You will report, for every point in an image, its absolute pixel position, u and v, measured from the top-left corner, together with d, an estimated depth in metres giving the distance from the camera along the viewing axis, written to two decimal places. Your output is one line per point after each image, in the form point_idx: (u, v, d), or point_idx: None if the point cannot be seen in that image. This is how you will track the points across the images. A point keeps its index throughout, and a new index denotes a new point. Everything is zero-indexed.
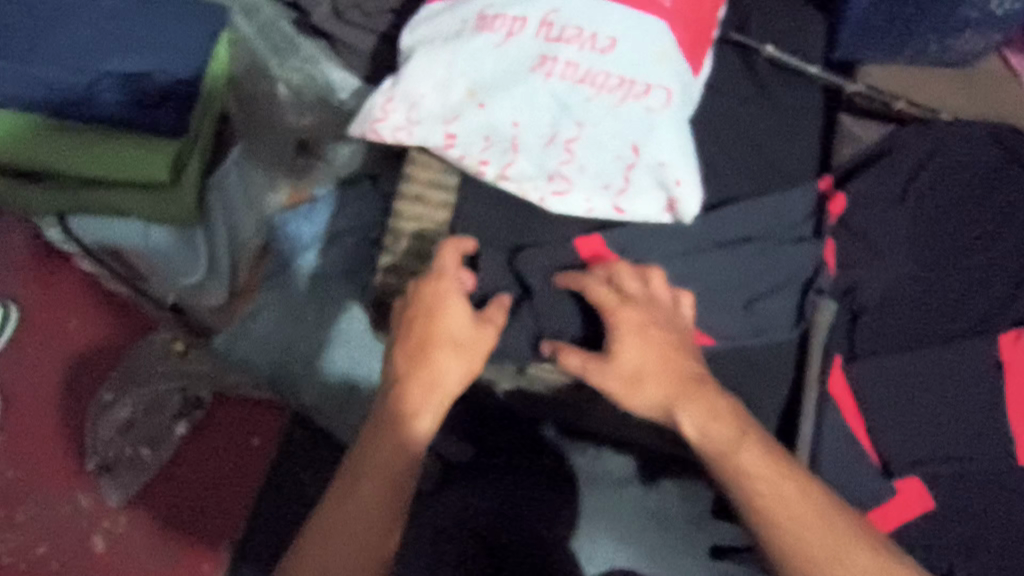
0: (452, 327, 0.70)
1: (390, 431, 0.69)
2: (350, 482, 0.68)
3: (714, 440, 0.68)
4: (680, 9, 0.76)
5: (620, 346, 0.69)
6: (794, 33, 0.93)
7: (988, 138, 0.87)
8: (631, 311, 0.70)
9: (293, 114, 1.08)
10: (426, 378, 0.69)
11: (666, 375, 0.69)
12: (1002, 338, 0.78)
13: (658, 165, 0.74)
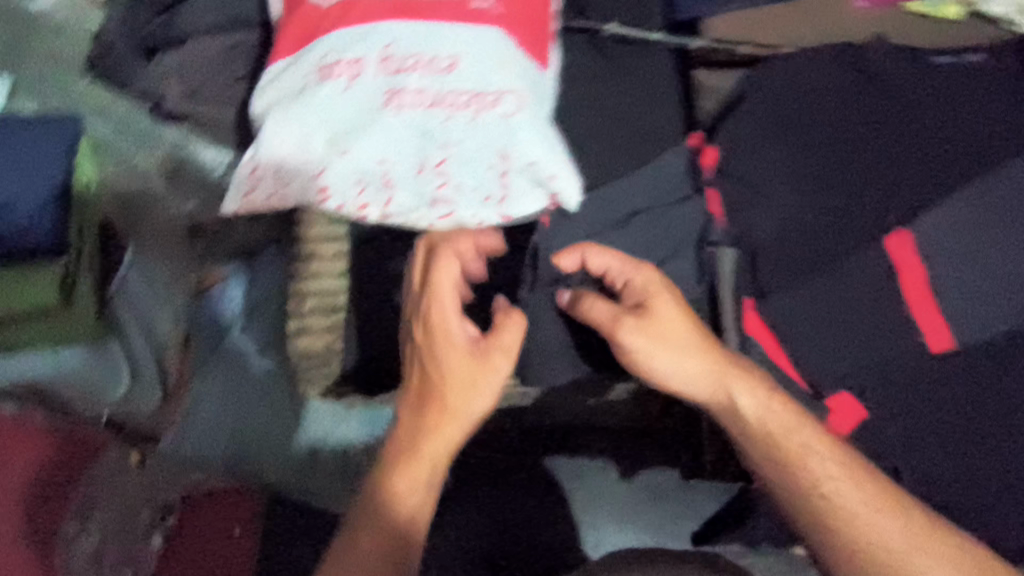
0: (455, 352, 0.67)
1: (421, 452, 0.67)
2: (383, 486, 0.67)
3: (775, 428, 0.71)
4: (513, 13, 0.78)
5: (641, 339, 0.69)
6: (632, 4, 0.95)
7: (831, 58, 0.91)
8: (661, 307, 0.69)
9: (175, 201, 1.08)
10: (446, 413, 0.67)
11: (701, 367, 0.70)
12: (887, 240, 0.82)
13: (530, 166, 0.75)
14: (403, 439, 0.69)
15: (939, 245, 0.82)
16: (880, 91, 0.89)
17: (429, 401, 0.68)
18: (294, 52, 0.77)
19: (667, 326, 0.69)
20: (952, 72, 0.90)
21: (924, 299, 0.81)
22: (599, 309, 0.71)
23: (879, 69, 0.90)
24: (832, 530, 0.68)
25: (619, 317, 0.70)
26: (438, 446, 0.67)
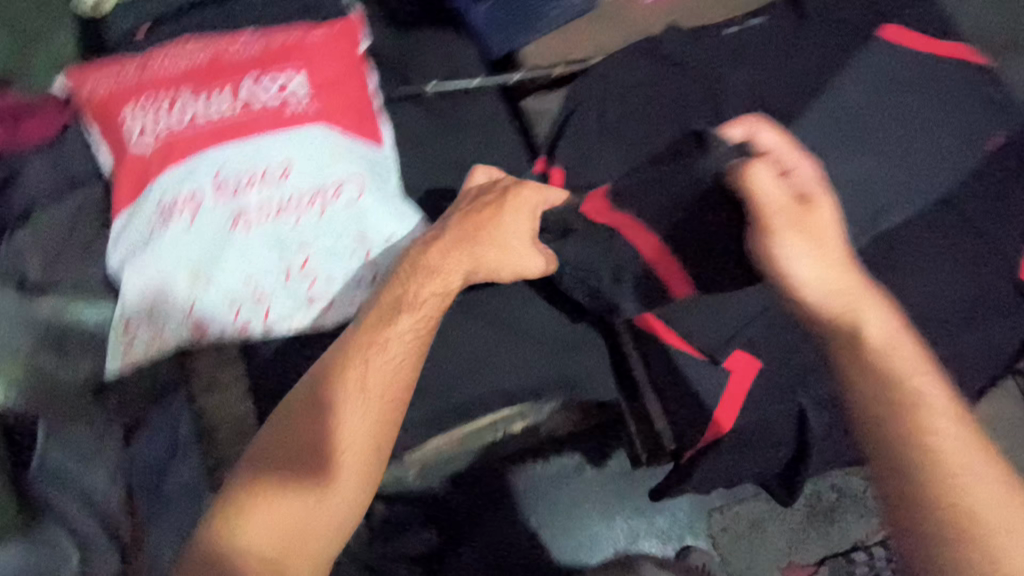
0: (516, 221, 0.77)
1: (410, 314, 0.72)
2: (339, 366, 0.70)
3: (897, 366, 0.63)
4: (330, 105, 0.83)
5: (787, 235, 0.66)
6: (448, 59, 1.00)
7: (636, 58, 1.01)
8: (818, 211, 0.67)
9: (33, 370, 0.81)
10: (451, 267, 0.75)
11: (829, 262, 0.66)
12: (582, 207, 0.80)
13: (387, 241, 0.80)
14: (383, 311, 0.73)
15: (631, 187, 0.79)
16: (686, 74, 0.99)
17: (433, 269, 0.74)
18: (132, 202, 0.78)
19: (819, 229, 0.66)
20: (740, 39, 1.01)
21: (652, 266, 0.76)
22: (761, 180, 0.68)
23: (680, 56, 1.00)
24: (896, 475, 0.59)
25: (777, 208, 0.67)
26: (428, 308, 0.73)
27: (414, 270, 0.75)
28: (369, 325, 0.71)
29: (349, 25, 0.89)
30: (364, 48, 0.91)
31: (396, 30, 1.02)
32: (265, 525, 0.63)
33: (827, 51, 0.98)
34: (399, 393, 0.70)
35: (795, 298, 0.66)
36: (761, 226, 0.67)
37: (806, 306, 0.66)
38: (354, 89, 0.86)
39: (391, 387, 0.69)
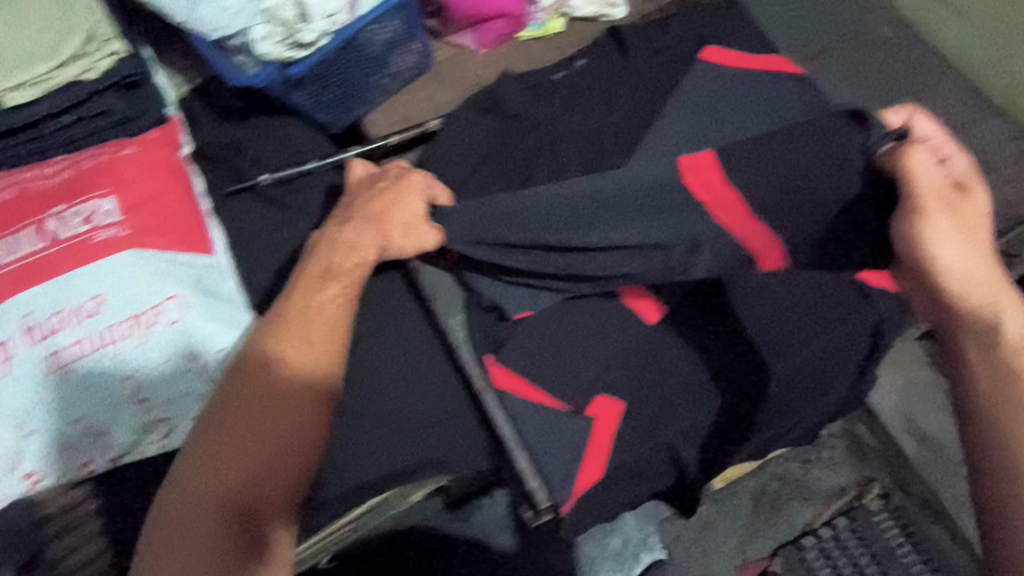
0: (412, 204, 0.83)
1: (335, 281, 0.76)
2: (278, 324, 0.71)
3: (978, 292, 0.68)
4: (144, 225, 0.81)
5: (937, 225, 0.68)
6: (280, 145, 0.99)
7: (470, 116, 1.01)
8: (972, 195, 0.70)
9: None
10: (365, 243, 0.80)
11: (975, 242, 0.69)
12: (684, 164, 0.76)
13: (219, 354, 0.80)
14: (311, 281, 0.76)
15: (744, 153, 0.74)
16: (522, 127, 1.00)
17: (353, 243, 0.80)
18: None
19: (972, 226, 0.69)
20: (568, 82, 1.03)
21: (738, 210, 0.76)
22: (919, 161, 0.68)
23: (512, 108, 1.01)
24: (976, 412, 0.62)
25: (935, 200, 0.69)
26: (352, 278, 0.78)
27: (333, 249, 0.79)
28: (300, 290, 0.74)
29: (159, 137, 0.88)
30: (183, 156, 0.90)
31: (225, 120, 1.00)
32: (231, 470, 0.60)
33: (653, 83, 1.01)
34: (338, 347, 0.72)
35: (936, 284, 0.69)
36: (913, 208, 0.69)
37: (943, 295, 0.69)
38: (171, 201, 0.84)
39: (328, 334, 0.71)
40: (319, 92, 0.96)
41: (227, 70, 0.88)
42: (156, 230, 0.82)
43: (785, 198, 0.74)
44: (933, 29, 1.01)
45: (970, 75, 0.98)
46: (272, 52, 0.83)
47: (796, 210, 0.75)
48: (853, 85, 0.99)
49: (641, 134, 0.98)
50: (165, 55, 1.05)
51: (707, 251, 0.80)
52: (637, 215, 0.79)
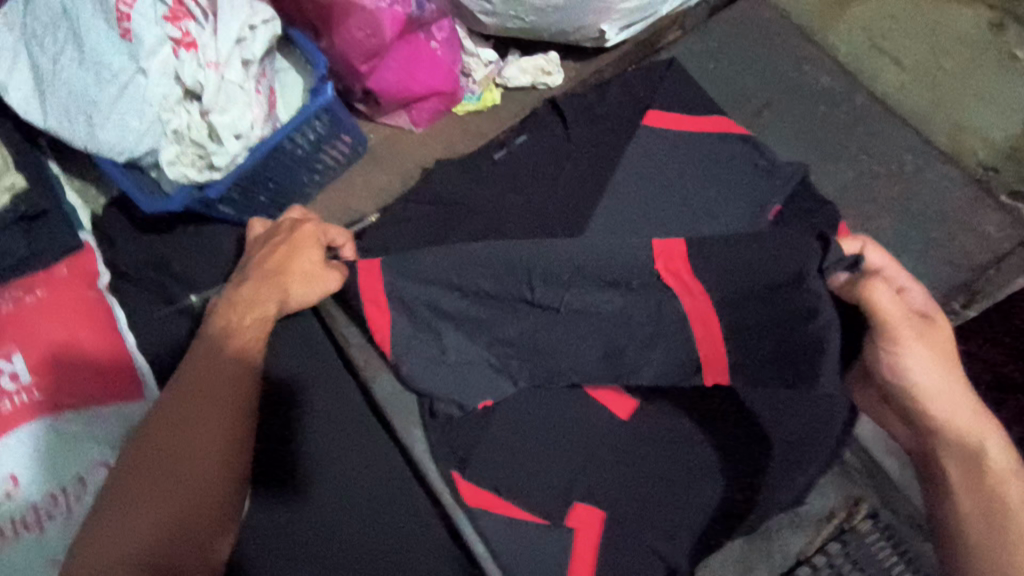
0: (310, 253, 0.80)
1: (238, 336, 0.75)
2: (183, 388, 0.71)
3: (964, 422, 0.68)
4: (58, 381, 0.73)
5: (926, 330, 0.69)
6: (211, 257, 0.92)
7: (411, 208, 0.96)
8: (933, 327, 0.69)
9: None
10: (266, 296, 0.78)
11: (947, 370, 0.69)
12: (655, 247, 0.72)
13: None
14: (215, 339, 0.75)
15: (717, 250, 0.70)
16: (466, 211, 0.95)
17: (253, 300, 0.77)
18: None
19: (939, 347, 0.69)
20: (510, 161, 0.98)
21: (710, 337, 0.75)
22: (886, 300, 0.66)
23: (452, 195, 0.96)
24: (953, 538, 0.65)
25: (909, 333, 0.67)
26: (253, 335, 0.76)
27: (236, 307, 0.77)
28: (202, 348, 0.74)
29: (72, 271, 0.81)
30: (102, 286, 0.83)
31: (144, 233, 0.92)
32: (135, 536, 0.63)
33: (597, 154, 0.97)
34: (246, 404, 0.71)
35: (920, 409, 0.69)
36: (886, 339, 0.68)
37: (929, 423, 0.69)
38: (88, 346, 0.76)
39: (223, 397, 0.70)
40: (243, 199, 0.90)
41: (134, 196, 0.79)
42: (74, 386, 0.74)
43: (739, 294, 0.72)
44: (871, 76, 1.00)
45: (913, 121, 0.97)
46: (184, 175, 0.76)
47: (750, 319, 0.72)
48: (800, 142, 0.97)
49: (591, 213, 0.94)
50: (75, 166, 0.97)
51: (665, 343, 0.77)
52: (606, 291, 0.76)
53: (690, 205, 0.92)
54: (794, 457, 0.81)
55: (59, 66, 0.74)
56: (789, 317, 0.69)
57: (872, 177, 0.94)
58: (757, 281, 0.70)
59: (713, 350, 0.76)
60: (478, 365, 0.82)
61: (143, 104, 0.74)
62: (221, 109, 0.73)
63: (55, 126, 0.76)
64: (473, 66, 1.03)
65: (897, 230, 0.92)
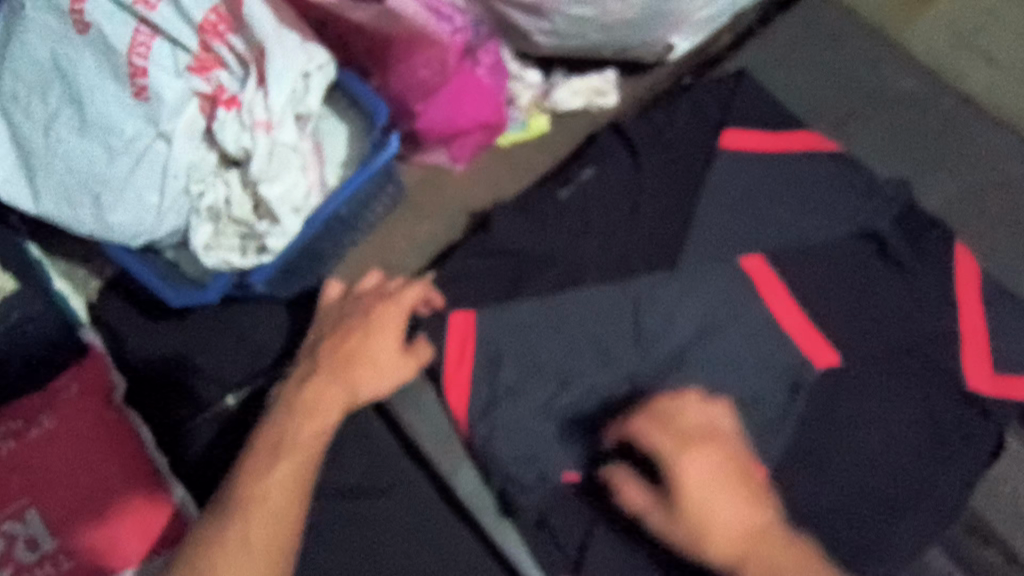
0: (385, 345, 0.69)
1: (289, 456, 0.63)
2: (219, 523, 0.59)
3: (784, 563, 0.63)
4: (86, 543, 0.60)
5: (693, 493, 0.63)
6: (234, 338, 0.74)
7: (471, 258, 0.81)
8: (693, 503, 0.63)
9: None
10: (331, 402, 0.66)
11: (743, 530, 0.63)
12: (746, 263, 0.80)
13: None
14: (264, 455, 0.63)
15: (797, 265, 0.80)
16: (537, 255, 0.82)
17: (314, 407, 0.66)
18: None
19: (705, 480, 0.63)
20: (578, 198, 0.85)
21: (803, 323, 0.78)
22: (640, 491, 0.67)
23: (518, 245, 0.82)
24: None
25: (684, 478, 0.63)
26: (311, 445, 0.64)
27: (293, 414, 0.65)
28: (250, 470, 0.61)
29: (82, 388, 0.64)
30: (120, 399, 0.65)
31: (154, 320, 0.75)
32: None
33: (676, 183, 0.86)
34: (284, 553, 0.59)
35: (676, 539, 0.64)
36: (633, 485, 0.67)
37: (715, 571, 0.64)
38: (118, 493, 0.62)
39: (257, 525, 0.59)
40: (283, 273, 0.74)
41: (154, 285, 0.64)
42: (109, 537, 0.61)
43: (824, 290, 0.79)
44: (955, 76, 0.92)
45: (1007, 124, 0.89)
46: (225, 261, 0.62)
47: (846, 317, 0.78)
48: (890, 156, 0.88)
49: (681, 246, 0.82)
50: (57, 244, 0.80)
51: (746, 377, 0.76)
52: (683, 323, 0.77)
53: (789, 236, 0.82)
54: (939, 512, 0.73)
55: (55, 138, 0.60)
56: (888, 326, 0.77)
57: (976, 189, 0.86)
58: (842, 294, 0.78)
59: (818, 344, 0.77)
60: (583, 437, 0.73)
61: (167, 176, 0.61)
62: (273, 178, 0.60)
63: (51, 211, 0.62)
64: (518, 92, 0.90)
65: (1012, 246, 0.84)
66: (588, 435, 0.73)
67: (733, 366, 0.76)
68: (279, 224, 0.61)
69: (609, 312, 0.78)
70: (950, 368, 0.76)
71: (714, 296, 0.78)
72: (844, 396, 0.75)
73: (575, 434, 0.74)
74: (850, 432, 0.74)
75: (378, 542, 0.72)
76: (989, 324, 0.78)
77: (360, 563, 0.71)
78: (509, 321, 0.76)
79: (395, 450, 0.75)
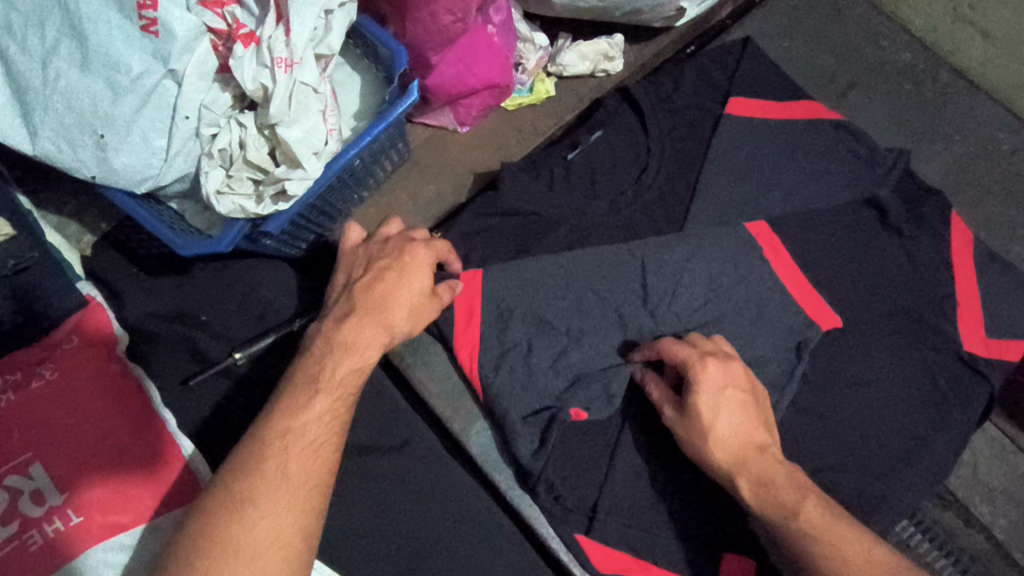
0: (421, 278, 0.64)
1: (327, 392, 0.59)
2: (251, 458, 0.55)
3: (776, 517, 0.61)
4: (95, 495, 0.58)
5: (702, 378, 0.64)
6: (237, 295, 0.73)
7: (477, 217, 0.80)
8: (696, 386, 0.64)
9: None
10: (367, 336, 0.61)
11: (745, 441, 0.64)
12: (751, 228, 0.79)
13: None
14: (300, 392, 0.59)
15: (798, 231, 0.80)
16: (546, 214, 0.80)
17: (350, 342, 0.61)
18: None
19: (720, 381, 0.64)
20: (584, 159, 0.84)
21: (802, 283, 0.78)
22: (673, 352, 0.67)
23: (527, 205, 0.80)
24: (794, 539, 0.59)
25: (702, 358, 0.65)
26: (347, 385, 0.60)
27: (329, 348, 0.61)
28: (286, 404, 0.57)
29: (85, 339, 0.65)
30: (121, 353, 0.67)
31: (154, 276, 0.74)
32: None
33: (682, 150, 0.85)
34: (320, 491, 0.55)
35: (676, 423, 0.66)
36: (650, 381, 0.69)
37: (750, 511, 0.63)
38: (127, 445, 0.61)
39: (294, 458, 0.55)
40: (291, 231, 0.72)
41: (162, 234, 0.62)
42: (125, 489, 0.59)
43: (826, 254, 0.79)
44: (953, 50, 0.93)
45: (1001, 102, 0.91)
46: (239, 207, 0.60)
47: (846, 282, 0.79)
48: (888, 127, 0.90)
49: (689, 208, 0.81)
50: (45, 199, 0.78)
51: (760, 338, 0.75)
52: (691, 282, 0.76)
53: (793, 202, 0.82)
54: (934, 471, 0.75)
55: (55, 72, 0.57)
56: (887, 290, 0.79)
57: (971, 160, 0.88)
58: (843, 259, 0.80)
59: (818, 307, 0.77)
60: (597, 392, 0.72)
61: (176, 118, 0.59)
62: (293, 120, 0.58)
63: (50, 152, 0.59)
64: (525, 54, 0.88)
65: (1005, 217, 0.86)
66: (599, 387, 0.72)
67: (743, 323, 0.75)
68: (300, 167, 0.59)
69: (624, 272, 0.76)
70: (947, 332, 0.78)
71: (722, 260, 0.77)
72: (846, 358, 0.77)
73: (588, 386, 0.72)
74: (851, 393, 0.76)
75: (384, 500, 0.70)
76: (982, 293, 0.80)
77: (369, 522, 0.70)
78: (519, 278, 0.74)
79: (401, 408, 0.75)
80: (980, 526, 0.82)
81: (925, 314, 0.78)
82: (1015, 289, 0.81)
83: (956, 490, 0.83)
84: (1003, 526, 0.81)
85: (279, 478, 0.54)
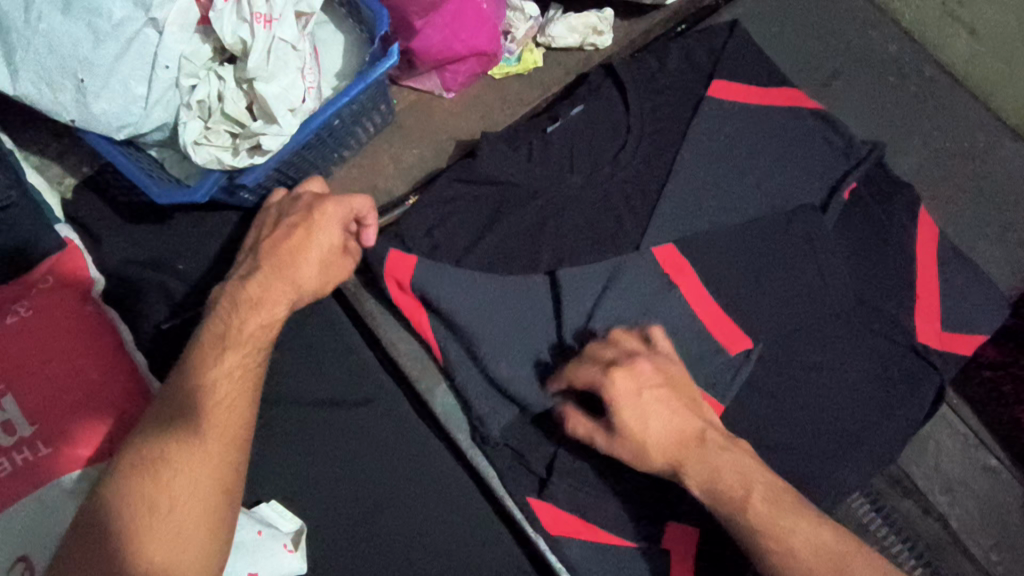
0: (330, 237, 0.65)
1: (235, 351, 0.60)
2: (160, 417, 0.56)
3: (743, 527, 0.60)
4: (64, 426, 0.60)
5: (625, 392, 0.62)
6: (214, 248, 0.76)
7: (456, 182, 0.81)
8: (623, 401, 0.62)
9: None
10: (275, 295, 0.63)
11: (680, 443, 0.62)
12: (658, 255, 0.77)
13: (258, 534, 0.65)
14: (205, 352, 0.60)
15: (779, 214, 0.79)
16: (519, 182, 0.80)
17: (256, 300, 0.62)
18: None
19: (647, 387, 0.63)
20: (567, 132, 0.85)
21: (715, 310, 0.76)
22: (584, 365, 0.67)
23: (506, 175, 0.80)
24: (767, 549, 0.59)
25: (610, 374, 0.64)
26: (256, 344, 0.61)
27: (235, 306, 0.62)
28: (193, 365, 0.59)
29: (60, 280, 0.67)
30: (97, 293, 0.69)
31: (134, 224, 0.76)
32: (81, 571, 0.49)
33: (665, 127, 0.86)
34: (237, 448, 0.57)
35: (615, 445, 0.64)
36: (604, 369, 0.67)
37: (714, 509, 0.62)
38: (95, 381, 0.63)
39: (208, 414, 0.57)
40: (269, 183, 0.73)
41: (140, 181, 0.63)
42: (96, 423, 0.61)
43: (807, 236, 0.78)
44: (939, 44, 0.93)
45: (982, 100, 0.92)
46: (216, 159, 0.61)
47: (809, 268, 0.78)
48: (870, 117, 0.91)
49: (666, 183, 0.82)
50: (28, 140, 0.80)
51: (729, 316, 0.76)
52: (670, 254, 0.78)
53: (775, 183, 0.82)
54: (878, 453, 0.78)
55: (35, 16, 0.59)
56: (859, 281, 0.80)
57: (946, 156, 0.90)
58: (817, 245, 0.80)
59: (730, 333, 0.75)
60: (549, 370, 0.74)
61: (156, 67, 0.62)
62: (270, 76, 0.60)
63: (33, 95, 0.60)
64: (514, 23, 0.89)
65: (976, 216, 0.88)
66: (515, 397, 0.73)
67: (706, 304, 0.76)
68: (275, 122, 0.60)
69: (534, 302, 0.76)
70: (905, 323, 0.80)
71: (696, 238, 0.78)
72: (808, 345, 0.78)
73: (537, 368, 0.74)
74: (807, 375, 0.78)
75: (347, 451, 0.74)
76: (944, 287, 0.83)
77: (334, 472, 0.73)
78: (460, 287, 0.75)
79: (369, 364, 0.78)
80: (937, 514, 0.85)
81: (887, 303, 0.80)
82: (975, 284, 0.83)
83: (914, 477, 0.86)
84: (958, 516, 0.84)
85: (192, 435, 0.55)
